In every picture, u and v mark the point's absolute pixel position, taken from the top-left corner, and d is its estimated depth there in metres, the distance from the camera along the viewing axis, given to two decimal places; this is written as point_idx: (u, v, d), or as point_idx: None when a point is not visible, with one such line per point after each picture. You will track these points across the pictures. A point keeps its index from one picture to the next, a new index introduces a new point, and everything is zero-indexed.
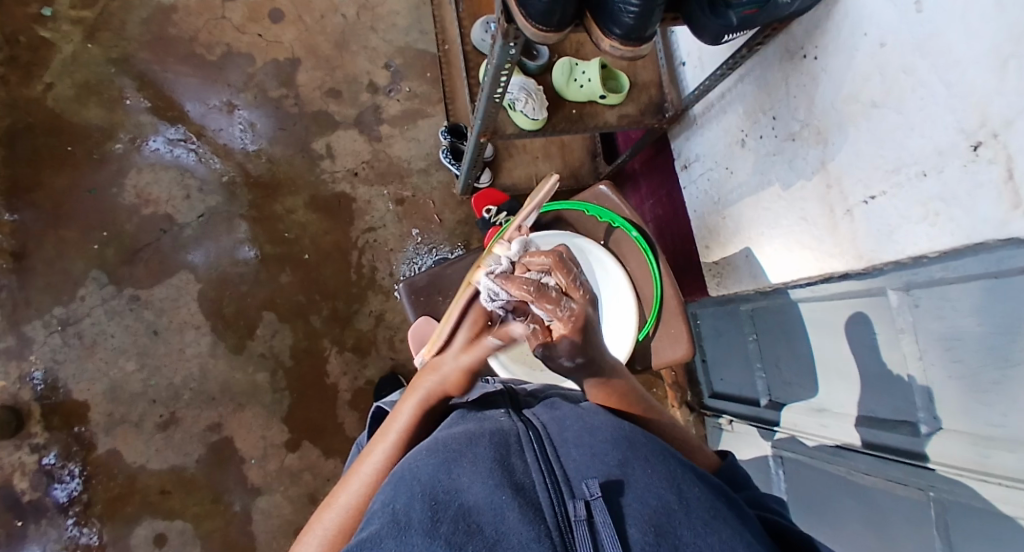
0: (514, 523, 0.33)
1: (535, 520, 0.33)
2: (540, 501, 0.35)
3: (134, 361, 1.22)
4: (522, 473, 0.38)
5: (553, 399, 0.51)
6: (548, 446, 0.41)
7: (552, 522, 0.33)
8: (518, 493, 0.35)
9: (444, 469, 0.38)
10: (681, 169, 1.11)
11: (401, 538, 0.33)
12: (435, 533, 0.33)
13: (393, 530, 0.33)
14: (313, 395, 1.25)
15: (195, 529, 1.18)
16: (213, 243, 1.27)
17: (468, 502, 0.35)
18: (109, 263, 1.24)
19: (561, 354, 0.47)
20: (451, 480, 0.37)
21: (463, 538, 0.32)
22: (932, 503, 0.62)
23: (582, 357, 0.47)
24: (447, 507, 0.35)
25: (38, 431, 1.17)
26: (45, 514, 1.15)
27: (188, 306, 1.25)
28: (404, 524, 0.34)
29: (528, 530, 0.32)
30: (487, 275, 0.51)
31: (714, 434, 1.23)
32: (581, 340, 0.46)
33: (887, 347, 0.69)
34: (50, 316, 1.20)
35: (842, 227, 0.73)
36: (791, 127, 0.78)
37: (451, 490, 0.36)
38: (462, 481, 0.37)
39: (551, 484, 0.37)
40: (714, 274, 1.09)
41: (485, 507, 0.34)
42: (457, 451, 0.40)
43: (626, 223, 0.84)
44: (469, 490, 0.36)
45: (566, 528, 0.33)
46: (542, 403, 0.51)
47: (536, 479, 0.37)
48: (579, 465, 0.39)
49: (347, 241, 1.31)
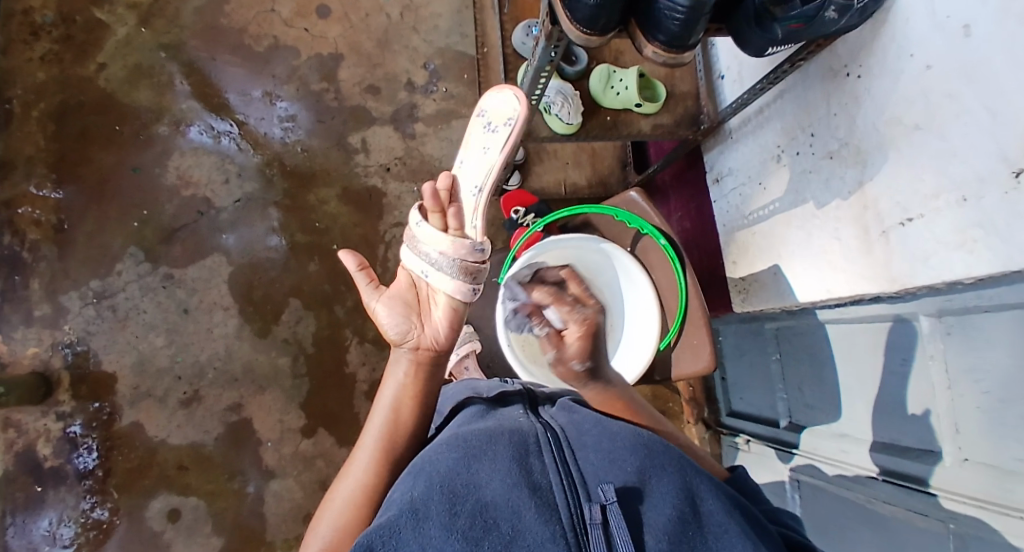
0: (531, 522, 0.33)
1: (552, 519, 0.33)
2: (557, 501, 0.35)
3: (163, 337, 1.25)
4: (540, 472, 0.38)
5: (569, 403, 0.51)
6: (566, 449, 0.41)
7: (568, 522, 0.34)
8: (536, 492, 0.35)
9: (465, 463, 0.39)
10: (713, 183, 1.10)
11: (419, 530, 0.34)
12: (452, 526, 0.33)
13: (412, 521, 0.34)
14: (332, 383, 1.27)
15: (208, 506, 1.20)
16: (246, 229, 1.31)
17: (485, 497, 0.35)
18: (146, 241, 1.29)
19: (571, 357, 0.57)
20: (470, 475, 0.37)
21: (479, 533, 0.33)
22: (951, 537, 0.61)
23: (590, 363, 0.57)
24: (464, 501, 0.35)
25: (66, 398, 1.21)
26: (66, 480, 1.19)
27: (219, 287, 1.28)
28: (421, 514, 0.34)
29: (543, 529, 0.33)
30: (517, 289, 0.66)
31: (729, 453, 1.20)
32: (588, 346, 0.58)
33: (916, 377, 0.67)
34: (86, 289, 1.25)
35: (877, 249, 0.71)
36: (830, 145, 0.77)
37: (469, 485, 0.36)
38: (480, 476, 0.37)
39: (569, 484, 0.37)
40: (740, 290, 1.07)
41: (501, 503, 0.35)
42: (477, 447, 0.40)
43: (654, 231, 0.81)
44: (487, 486, 0.36)
45: (582, 530, 0.33)
46: (558, 406, 0.51)
47: (554, 479, 0.37)
48: (597, 469, 0.39)
49: (375, 235, 1.34)
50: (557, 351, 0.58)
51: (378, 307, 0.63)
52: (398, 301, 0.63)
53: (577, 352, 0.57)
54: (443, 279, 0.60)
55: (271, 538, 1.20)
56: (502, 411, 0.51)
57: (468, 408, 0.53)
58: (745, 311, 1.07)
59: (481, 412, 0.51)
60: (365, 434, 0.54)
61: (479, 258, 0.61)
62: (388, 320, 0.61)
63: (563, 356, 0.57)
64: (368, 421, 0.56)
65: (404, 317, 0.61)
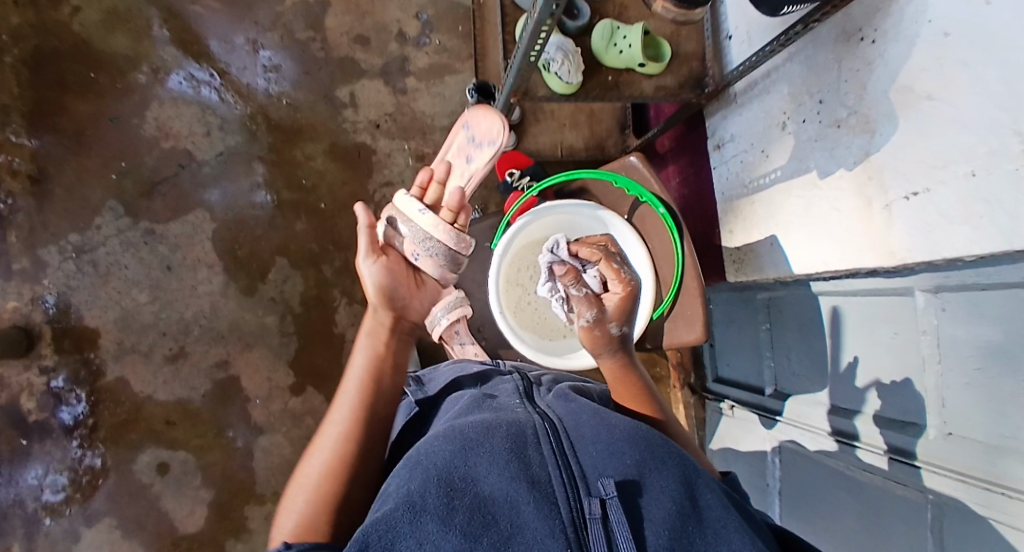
0: (530, 519, 0.35)
1: (551, 515, 0.35)
2: (556, 495, 0.36)
3: (147, 293, 1.22)
4: (538, 464, 0.39)
5: (564, 389, 0.52)
6: (565, 440, 0.42)
7: (568, 518, 0.35)
8: (535, 487, 0.37)
9: (462, 456, 0.39)
10: (713, 149, 1.06)
11: (417, 525, 0.35)
12: (451, 522, 0.35)
13: (409, 515, 0.35)
14: (319, 341, 1.26)
15: (196, 461, 1.21)
16: (230, 183, 1.26)
17: (483, 492, 0.37)
18: (127, 194, 1.24)
19: (610, 320, 0.54)
20: (468, 468, 0.38)
21: (479, 530, 0.35)
22: (929, 505, 0.66)
23: (625, 328, 0.55)
24: (463, 495, 0.37)
25: (48, 353, 1.19)
26: (51, 434, 1.18)
27: (203, 244, 1.25)
28: (419, 507, 0.35)
29: (543, 526, 0.34)
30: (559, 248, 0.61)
31: (713, 418, 1.22)
32: (629, 308, 0.55)
33: (907, 349, 0.70)
34: (65, 243, 1.21)
35: (877, 221, 0.69)
36: (838, 112, 0.74)
37: (467, 479, 0.38)
38: (478, 470, 0.38)
39: (569, 478, 0.38)
40: (734, 260, 1.03)
41: (501, 499, 0.36)
42: (473, 439, 0.41)
43: (653, 199, 0.77)
44: (485, 480, 0.38)
45: (582, 525, 0.35)
46: (556, 393, 0.52)
47: (553, 473, 0.38)
48: (597, 460, 0.40)
49: (364, 193, 1.30)
50: (596, 313, 0.54)
51: (378, 262, 0.72)
52: (395, 266, 0.73)
53: (619, 315, 0.54)
54: (428, 260, 0.74)
55: (261, 491, 1.22)
56: (499, 399, 0.50)
57: (463, 397, 0.52)
58: (738, 280, 1.04)
59: (477, 399, 0.50)
60: (336, 409, 0.56)
61: (462, 248, 0.75)
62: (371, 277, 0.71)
63: (602, 321, 0.54)
64: (342, 398, 0.57)
65: (400, 284, 0.72)
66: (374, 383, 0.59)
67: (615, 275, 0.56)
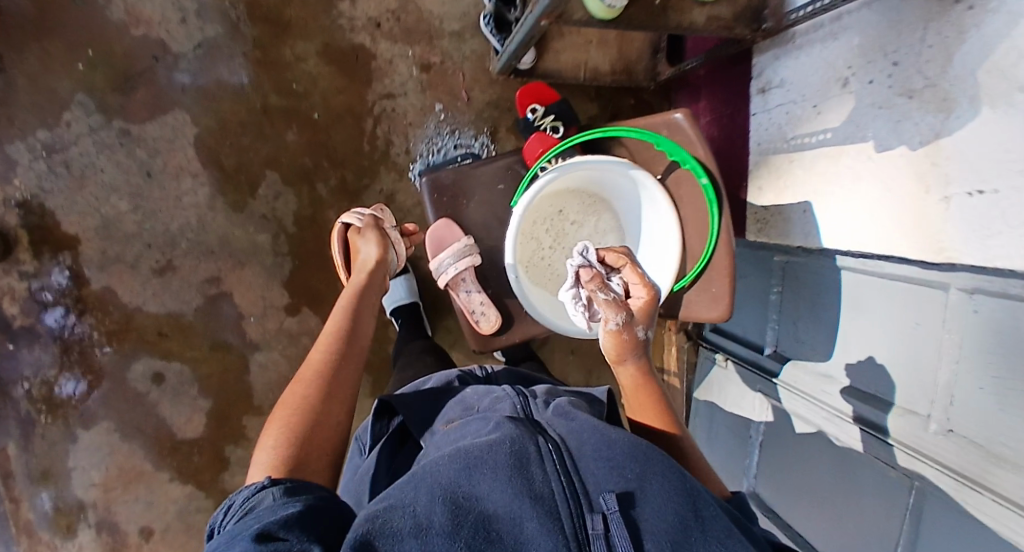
0: (535, 534, 0.36)
1: (555, 531, 0.36)
2: (559, 509, 0.37)
3: (128, 201, 1.14)
4: (541, 478, 0.40)
5: (563, 407, 0.51)
6: (566, 452, 0.43)
7: (572, 532, 0.36)
8: (539, 502, 0.38)
9: (466, 474, 0.40)
10: (758, 92, 0.95)
11: (421, 540, 0.36)
12: (456, 537, 0.36)
13: (414, 531, 0.36)
14: (314, 263, 1.22)
15: (192, 372, 1.21)
16: (213, 83, 1.13)
17: (487, 510, 0.38)
18: (97, 88, 1.10)
19: (636, 323, 0.61)
20: (471, 485, 0.40)
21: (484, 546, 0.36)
22: (913, 490, 0.70)
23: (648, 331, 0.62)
24: (468, 513, 0.38)
25: (27, 258, 1.12)
26: (39, 341, 1.15)
27: (185, 150, 1.14)
28: (425, 526, 0.37)
29: (548, 542, 0.35)
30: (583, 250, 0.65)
31: (704, 365, 1.25)
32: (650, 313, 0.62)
33: (925, 343, 0.70)
34: (34, 140, 1.09)
35: (931, 213, 0.64)
36: (912, 81, 0.65)
37: (471, 496, 0.39)
38: (481, 487, 0.39)
39: (571, 492, 0.39)
40: (758, 220, 0.98)
41: (505, 516, 0.38)
42: (475, 453, 0.42)
43: (698, 167, 0.71)
44: (488, 497, 0.39)
45: (585, 539, 0.36)
46: (553, 411, 0.51)
47: (555, 487, 0.39)
48: (598, 474, 0.41)
49: (362, 105, 1.18)
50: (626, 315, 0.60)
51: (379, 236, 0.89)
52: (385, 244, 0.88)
53: (643, 317, 0.61)
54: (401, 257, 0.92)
55: (259, 404, 1.25)
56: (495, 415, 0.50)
57: (479, 418, 0.51)
58: (757, 241, 1.00)
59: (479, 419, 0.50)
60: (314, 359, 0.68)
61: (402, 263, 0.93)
62: (366, 249, 0.87)
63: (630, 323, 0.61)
64: (317, 345, 0.70)
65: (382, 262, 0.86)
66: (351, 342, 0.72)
67: (637, 280, 0.62)
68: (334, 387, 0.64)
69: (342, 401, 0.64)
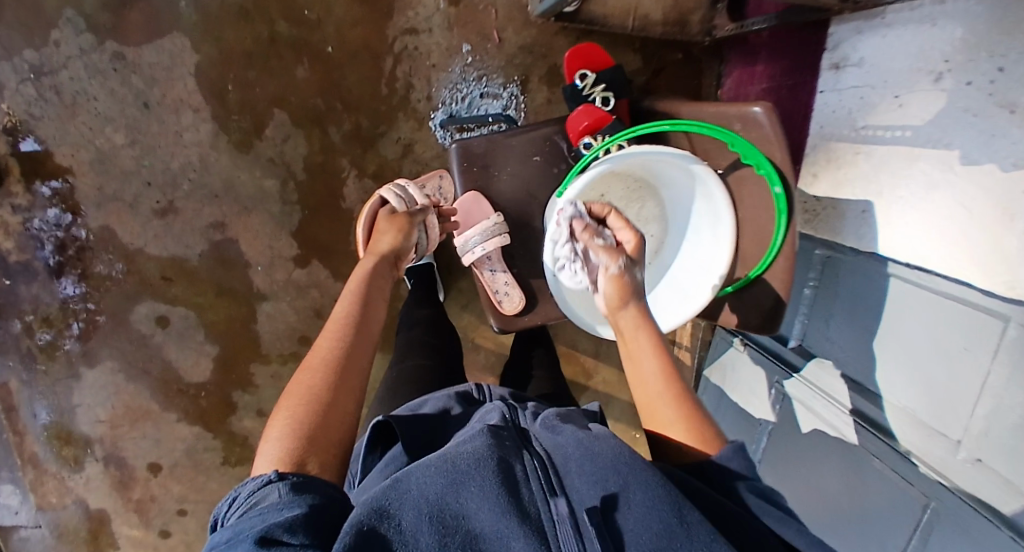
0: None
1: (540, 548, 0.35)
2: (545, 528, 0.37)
3: (124, 134, 1.05)
4: (528, 499, 0.39)
5: (553, 422, 0.51)
6: (553, 473, 0.43)
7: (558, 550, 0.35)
8: (525, 520, 0.37)
9: (453, 490, 0.39)
10: (829, 68, 0.85)
11: None
12: None
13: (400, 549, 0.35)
14: (325, 214, 1.15)
15: (198, 318, 1.18)
16: (215, 4, 1.00)
17: (474, 528, 0.37)
18: (85, 2, 0.97)
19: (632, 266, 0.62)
20: (459, 503, 0.38)
21: None
22: (928, 509, 0.70)
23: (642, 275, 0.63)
24: (455, 532, 0.37)
25: (19, 191, 1.05)
26: (37, 278, 1.11)
27: (185, 81, 1.03)
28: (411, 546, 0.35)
29: None
30: (571, 203, 0.68)
31: (719, 345, 1.23)
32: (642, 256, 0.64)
33: (965, 366, 0.66)
34: (21, 60, 0.98)
35: (1008, 244, 0.59)
36: (1016, 92, 0.57)
37: (458, 515, 0.38)
38: (469, 505, 0.38)
39: (558, 512, 0.38)
40: (806, 211, 0.93)
41: (491, 534, 0.36)
42: (462, 469, 0.41)
43: (772, 173, 0.69)
44: (476, 514, 0.38)
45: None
46: (543, 424, 0.51)
47: (542, 508, 0.39)
48: (584, 491, 0.40)
49: (381, 42, 1.06)
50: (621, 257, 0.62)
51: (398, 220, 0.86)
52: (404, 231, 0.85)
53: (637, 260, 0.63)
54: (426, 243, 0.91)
55: (266, 352, 1.23)
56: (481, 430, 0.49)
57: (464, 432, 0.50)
58: (803, 232, 0.95)
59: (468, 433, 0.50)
60: (324, 343, 0.63)
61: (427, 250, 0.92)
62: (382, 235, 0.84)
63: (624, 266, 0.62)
64: (327, 329, 0.66)
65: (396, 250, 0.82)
66: (361, 327, 0.66)
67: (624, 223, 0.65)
68: (345, 375, 0.59)
69: (355, 391, 0.59)
